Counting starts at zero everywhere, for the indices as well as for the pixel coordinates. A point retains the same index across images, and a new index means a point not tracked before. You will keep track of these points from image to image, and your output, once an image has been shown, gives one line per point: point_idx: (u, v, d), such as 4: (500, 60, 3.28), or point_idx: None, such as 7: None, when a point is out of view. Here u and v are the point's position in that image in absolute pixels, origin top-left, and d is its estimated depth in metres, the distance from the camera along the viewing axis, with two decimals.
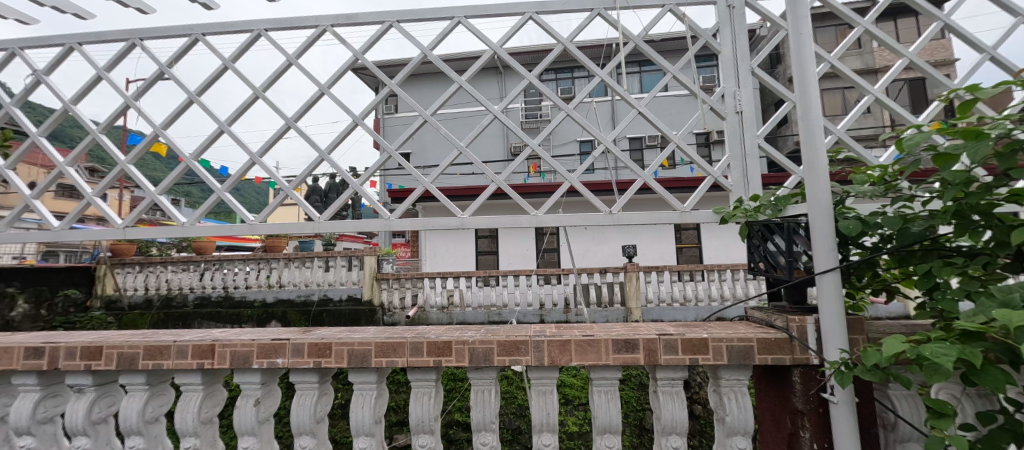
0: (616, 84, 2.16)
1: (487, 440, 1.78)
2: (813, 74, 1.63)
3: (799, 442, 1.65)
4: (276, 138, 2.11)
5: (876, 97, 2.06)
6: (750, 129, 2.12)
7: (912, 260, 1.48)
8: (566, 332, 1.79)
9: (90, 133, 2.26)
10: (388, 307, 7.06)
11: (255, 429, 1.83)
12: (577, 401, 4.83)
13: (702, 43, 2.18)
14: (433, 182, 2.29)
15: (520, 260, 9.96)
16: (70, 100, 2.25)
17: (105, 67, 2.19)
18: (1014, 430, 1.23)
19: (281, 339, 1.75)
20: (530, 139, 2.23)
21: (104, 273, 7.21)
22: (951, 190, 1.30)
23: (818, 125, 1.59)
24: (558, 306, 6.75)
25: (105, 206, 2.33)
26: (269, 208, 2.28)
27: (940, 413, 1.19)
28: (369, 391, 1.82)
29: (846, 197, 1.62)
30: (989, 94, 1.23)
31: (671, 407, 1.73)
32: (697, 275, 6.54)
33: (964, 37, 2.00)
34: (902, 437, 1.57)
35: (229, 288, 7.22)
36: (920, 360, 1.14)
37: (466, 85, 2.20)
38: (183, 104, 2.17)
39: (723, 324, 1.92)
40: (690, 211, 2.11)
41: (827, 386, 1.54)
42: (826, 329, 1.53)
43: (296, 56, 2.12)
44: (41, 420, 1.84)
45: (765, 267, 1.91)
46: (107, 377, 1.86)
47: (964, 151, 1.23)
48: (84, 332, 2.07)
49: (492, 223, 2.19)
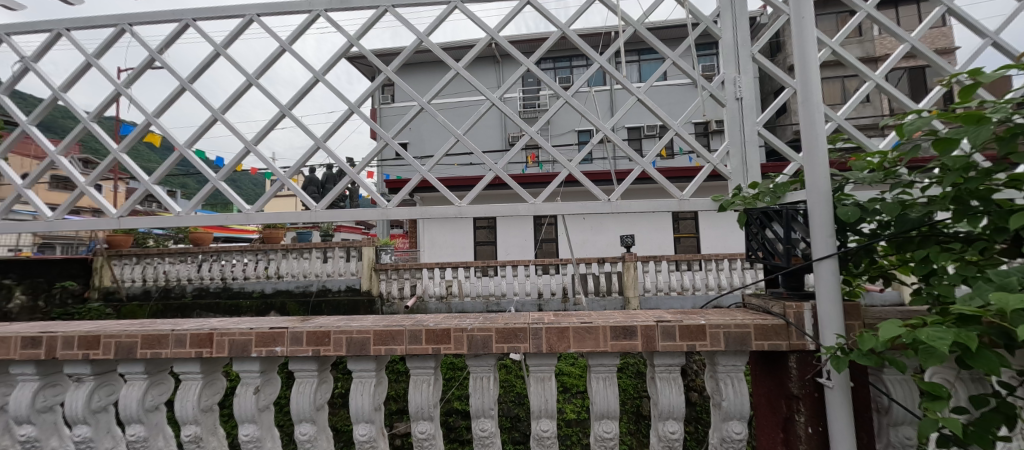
0: (615, 71, 2.13)
1: (487, 426, 1.79)
2: (814, 59, 1.61)
3: (794, 426, 1.66)
4: (270, 126, 2.10)
5: (877, 83, 2.05)
6: (749, 117, 2.11)
7: (910, 246, 1.48)
8: (564, 319, 1.80)
9: (82, 122, 2.24)
10: (388, 297, 7.07)
11: (255, 416, 1.84)
12: (575, 389, 4.88)
13: (703, 28, 2.16)
14: (431, 171, 2.25)
15: (518, 250, 9.96)
16: (60, 88, 2.22)
17: (94, 54, 2.16)
18: (1006, 412, 1.25)
19: (279, 328, 1.75)
20: (529, 127, 2.20)
21: (102, 264, 7.16)
22: (951, 176, 1.31)
23: (818, 111, 1.58)
24: (555, 295, 6.77)
25: (99, 196, 2.30)
26: (265, 198, 2.26)
27: (935, 396, 1.19)
28: (368, 379, 1.83)
29: (846, 183, 1.61)
30: (991, 77, 1.22)
31: (668, 393, 1.74)
32: (694, 264, 6.56)
33: (966, 22, 1.99)
34: (896, 420, 1.59)
35: (228, 278, 7.22)
36: (916, 344, 1.14)
37: (463, 72, 2.17)
38: (174, 92, 2.15)
39: (720, 310, 1.93)
40: (688, 199, 2.10)
41: (824, 370, 1.55)
42: (822, 315, 1.53)
43: (289, 42, 2.10)
44: (41, 409, 1.84)
45: (763, 254, 1.92)
46: (106, 366, 1.87)
47: (965, 136, 1.22)
48: (81, 321, 2.06)
49: (490, 212, 2.17)
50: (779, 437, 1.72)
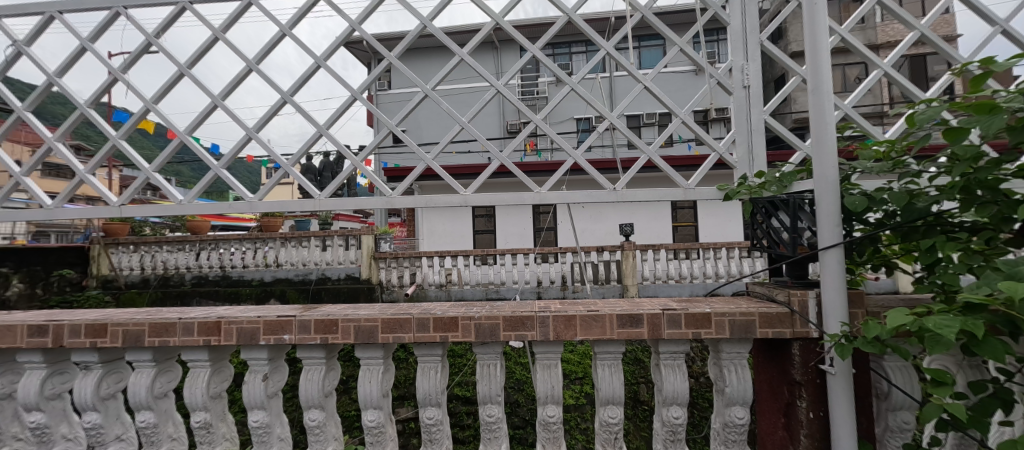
0: (621, 56, 2.07)
1: (493, 412, 1.82)
2: (825, 46, 1.60)
3: (796, 411, 1.70)
4: (272, 114, 2.07)
5: (886, 72, 2.03)
6: (755, 105, 2.10)
7: (914, 236, 1.50)
8: (571, 307, 1.81)
9: (77, 108, 2.20)
10: (387, 285, 7.06)
11: (265, 403, 1.85)
12: (575, 374, 5.03)
13: (711, 15, 2.14)
14: (434, 159, 2.19)
15: (517, 238, 10.02)
16: (56, 73, 2.19)
17: (88, 38, 2.12)
18: (1004, 398, 1.27)
19: (286, 316, 1.76)
20: (534, 115, 2.14)
21: (99, 252, 7.18)
22: (960, 165, 1.32)
23: (827, 100, 1.58)
24: (555, 284, 6.83)
25: (98, 183, 2.26)
26: (267, 187, 2.23)
27: (939, 382, 1.21)
28: (377, 367, 1.84)
29: (853, 173, 1.62)
30: (1003, 67, 1.22)
31: (672, 379, 1.76)
32: (693, 253, 6.60)
33: (977, 10, 1.98)
34: (895, 406, 1.63)
35: (226, 267, 7.22)
36: (921, 332, 1.16)
37: (467, 57, 2.10)
38: (173, 77, 2.12)
39: (725, 299, 1.94)
40: (694, 188, 2.09)
41: (827, 357, 1.57)
42: (828, 303, 1.55)
43: (290, 26, 2.07)
44: (50, 397, 1.85)
45: (769, 243, 1.93)
46: (113, 354, 1.87)
47: (977, 126, 1.23)
48: (86, 310, 2.05)
49: (494, 202, 2.15)
50: (779, 422, 1.77)
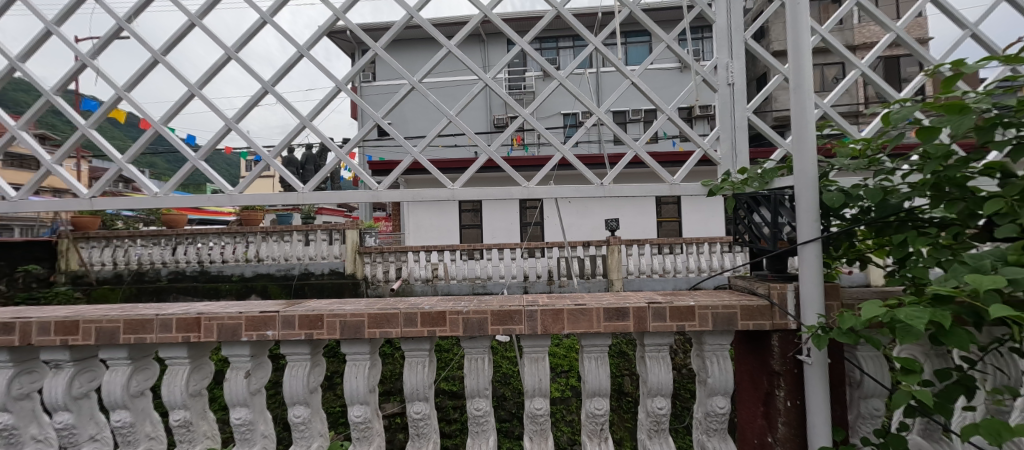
0: (610, 51, 2.08)
1: (481, 405, 1.83)
2: (807, 45, 1.64)
3: (774, 399, 1.76)
4: (252, 104, 2.02)
5: (863, 72, 2.09)
6: (739, 102, 2.14)
7: (888, 231, 1.55)
8: (557, 301, 1.83)
9: (43, 95, 2.11)
10: (372, 280, 6.98)
11: (247, 400, 1.83)
12: (561, 368, 5.11)
13: (698, 12, 2.17)
14: (421, 152, 2.17)
15: (504, 233, 10.08)
16: (20, 58, 2.10)
17: (54, 21, 2.04)
18: (966, 384, 1.34)
19: (270, 312, 1.74)
20: (522, 109, 2.14)
21: (68, 247, 6.91)
22: (931, 163, 1.38)
23: (807, 97, 1.63)
24: (541, 278, 6.86)
25: (67, 175, 2.18)
26: (247, 180, 2.18)
27: (908, 370, 1.27)
28: (362, 362, 1.83)
29: (831, 170, 1.68)
30: (973, 69, 1.27)
31: (656, 371, 1.81)
32: (677, 248, 6.71)
33: (950, 13, 2.05)
34: (867, 393, 1.70)
35: (204, 262, 7.04)
36: (894, 323, 1.21)
37: (454, 50, 2.08)
38: (146, 64, 2.06)
39: (708, 292, 1.99)
40: (678, 184, 2.12)
41: (804, 348, 1.63)
42: (806, 295, 1.61)
43: (271, 14, 2.02)
44: (18, 397, 1.79)
45: (749, 238, 1.98)
46: (86, 352, 1.82)
47: (948, 125, 1.28)
48: (56, 307, 1.99)
49: (481, 196, 2.14)
50: (759, 410, 1.83)
